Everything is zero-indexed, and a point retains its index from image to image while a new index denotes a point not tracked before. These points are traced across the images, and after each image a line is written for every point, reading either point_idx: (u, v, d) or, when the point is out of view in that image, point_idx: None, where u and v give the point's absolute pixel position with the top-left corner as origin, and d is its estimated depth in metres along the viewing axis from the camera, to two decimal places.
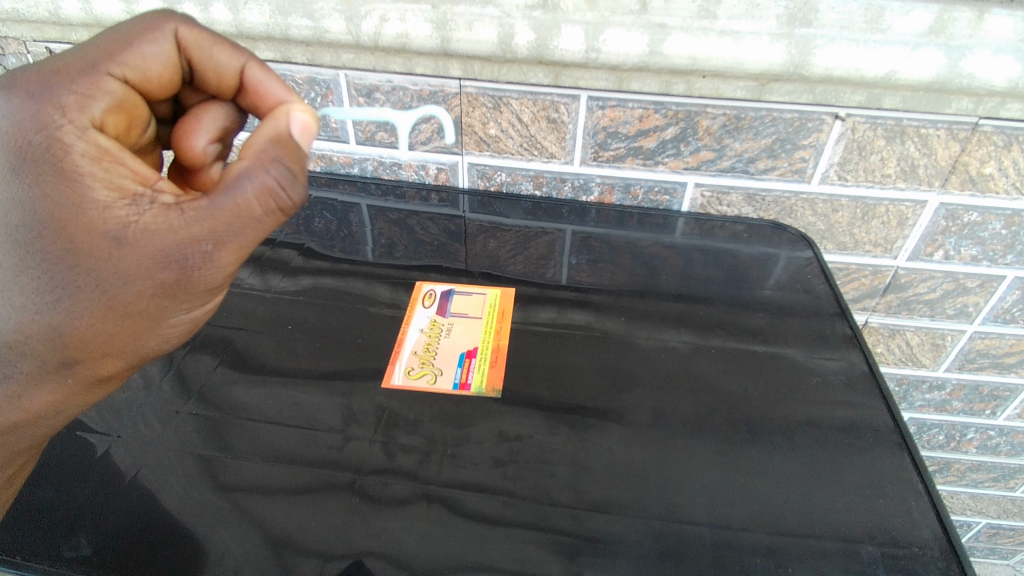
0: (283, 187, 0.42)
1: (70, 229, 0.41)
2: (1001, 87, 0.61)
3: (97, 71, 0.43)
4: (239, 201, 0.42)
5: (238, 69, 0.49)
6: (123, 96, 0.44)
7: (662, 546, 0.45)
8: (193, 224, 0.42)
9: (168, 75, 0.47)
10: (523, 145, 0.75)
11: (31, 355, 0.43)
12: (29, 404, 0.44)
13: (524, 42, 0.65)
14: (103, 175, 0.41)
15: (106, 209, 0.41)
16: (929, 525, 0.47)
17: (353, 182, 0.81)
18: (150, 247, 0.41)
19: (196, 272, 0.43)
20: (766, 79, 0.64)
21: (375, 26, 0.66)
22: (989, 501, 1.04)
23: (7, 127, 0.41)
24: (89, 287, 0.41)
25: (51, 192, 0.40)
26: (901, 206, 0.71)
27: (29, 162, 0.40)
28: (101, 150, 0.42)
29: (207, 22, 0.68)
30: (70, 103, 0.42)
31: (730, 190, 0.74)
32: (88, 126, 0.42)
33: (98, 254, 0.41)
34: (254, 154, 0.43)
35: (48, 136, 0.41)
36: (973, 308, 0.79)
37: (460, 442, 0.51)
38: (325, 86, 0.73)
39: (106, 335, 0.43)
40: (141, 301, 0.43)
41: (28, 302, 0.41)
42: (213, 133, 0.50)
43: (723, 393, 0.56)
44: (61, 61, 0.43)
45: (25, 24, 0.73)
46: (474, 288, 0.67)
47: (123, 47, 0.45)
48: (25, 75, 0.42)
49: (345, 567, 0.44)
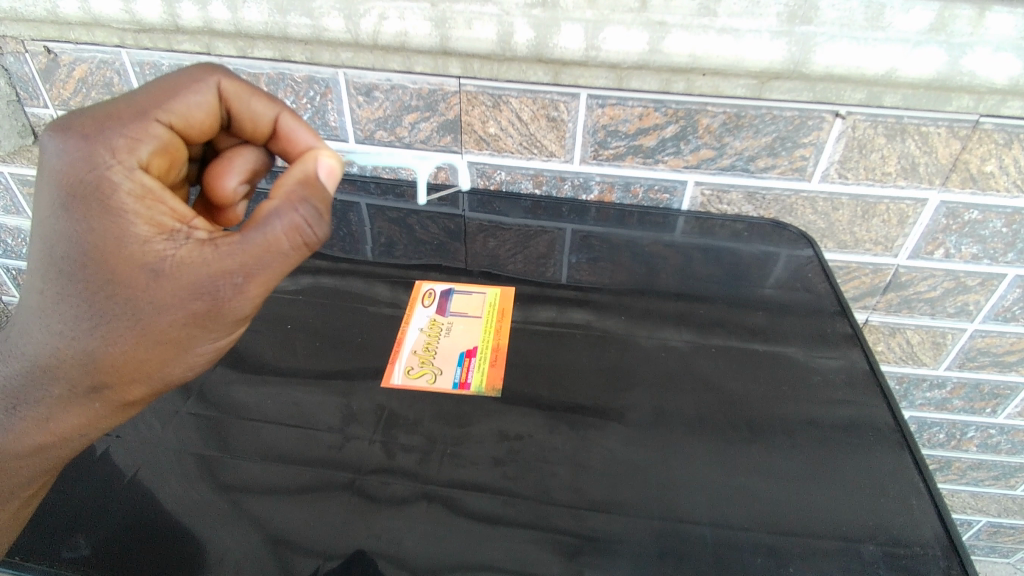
0: (310, 225, 0.43)
1: (111, 260, 0.41)
2: (1002, 85, 0.61)
3: (146, 116, 0.43)
4: (268, 236, 0.42)
5: (274, 116, 0.50)
6: (168, 140, 0.44)
7: (662, 545, 0.45)
8: (227, 259, 0.42)
9: (209, 122, 0.48)
10: (522, 143, 0.74)
11: (64, 379, 0.43)
12: (56, 427, 0.45)
13: (524, 39, 0.64)
14: (146, 212, 0.41)
15: (147, 243, 0.41)
16: (930, 525, 0.47)
17: (353, 181, 0.80)
18: (185, 279, 0.41)
19: (228, 303, 0.43)
20: (766, 76, 0.64)
21: (374, 24, 0.66)
22: (989, 499, 1.04)
23: (56, 162, 0.41)
24: (125, 315, 0.42)
25: (95, 225, 0.41)
26: (902, 204, 0.71)
27: (78, 197, 0.41)
28: (144, 191, 0.42)
29: (205, 20, 0.68)
30: (120, 146, 0.42)
31: (730, 188, 0.74)
32: (136, 167, 0.42)
33: (135, 284, 0.41)
34: (285, 194, 0.44)
35: (95, 171, 0.41)
36: (974, 307, 0.78)
37: (460, 442, 0.51)
38: (324, 84, 0.73)
39: (140, 362, 0.43)
40: (174, 329, 0.43)
41: (67, 328, 0.42)
42: (244, 174, 0.52)
43: (724, 392, 0.56)
44: (111, 106, 0.43)
45: (22, 22, 0.73)
46: (474, 287, 0.67)
47: (169, 95, 0.45)
48: (81, 118, 0.42)
49: (350, 554, 0.44)
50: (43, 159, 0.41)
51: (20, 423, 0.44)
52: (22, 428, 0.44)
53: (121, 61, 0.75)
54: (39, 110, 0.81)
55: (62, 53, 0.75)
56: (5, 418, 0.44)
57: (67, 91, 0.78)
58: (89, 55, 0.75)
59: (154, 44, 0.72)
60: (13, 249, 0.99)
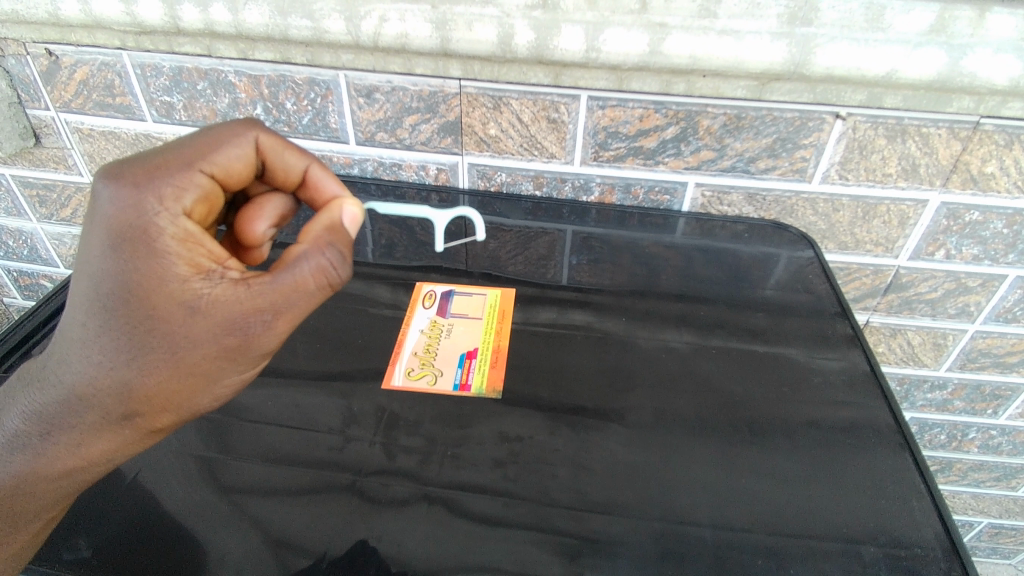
0: (335, 266, 0.44)
1: (150, 296, 0.41)
2: (1003, 86, 0.61)
3: (194, 167, 0.43)
4: (297, 276, 0.43)
5: (305, 168, 0.51)
6: (211, 189, 0.44)
7: (663, 547, 0.45)
8: (258, 297, 0.42)
9: (246, 173, 0.48)
10: (523, 145, 0.75)
11: (97, 407, 0.42)
12: (85, 452, 0.43)
13: (524, 41, 0.65)
14: (186, 254, 0.41)
15: (187, 282, 0.41)
16: (930, 526, 0.47)
17: (353, 182, 0.80)
18: (218, 315, 0.42)
19: (257, 340, 0.43)
20: (766, 78, 0.64)
21: (374, 26, 0.66)
22: (991, 500, 1.04)
23: (102, 203, 0.41)
24: (162, 348, 0.41)
25: (140, 264, 0.40)
26: (902, 205, 0.71)
27: (126, 239, 0.40)
28: (187, 236, 0.42)
29: (207, 22, 0.68)
30: (167, 194, 0.42)
31: (730, 189, 0.74)
32: (180, 213, 0.42)
33: (172, 319, 0.41)
34: (313, 240, 0.45)
35: (140, 214, 0.41)
36: (974, 308, 0.78)
37: (460, 443, 0.51)
38: (324, 86, 0.73)
39: (173, 395, 0.43)
40: (207, 363, 0.43)
41: (104, 359, 0.41)
42: (274, 218, 0.52)
43: (724, 393, 0.56)
44: (159, 155, 0.43)
45: (24, 24, 0.73)
46: (474, 289, 0.67)
47: (213, 146, 0.45)
48: (132, 168, 0.42)
49: (351, 546, 0.45)
50: (93, 202, 0.41)
51: (50, 449, 0.43)
52: (52, 453, 0.43)
53: (122, 63, 0.75)
54: (40, 112, 0.81)
55: (63, 55, 0.75)
56: (37, 445, 0.43)
57: (68, 93, 0.78)
58: (90, 57, 0.75)
59: (155, 47, 0.72)
60: (14, 250, 1.00)
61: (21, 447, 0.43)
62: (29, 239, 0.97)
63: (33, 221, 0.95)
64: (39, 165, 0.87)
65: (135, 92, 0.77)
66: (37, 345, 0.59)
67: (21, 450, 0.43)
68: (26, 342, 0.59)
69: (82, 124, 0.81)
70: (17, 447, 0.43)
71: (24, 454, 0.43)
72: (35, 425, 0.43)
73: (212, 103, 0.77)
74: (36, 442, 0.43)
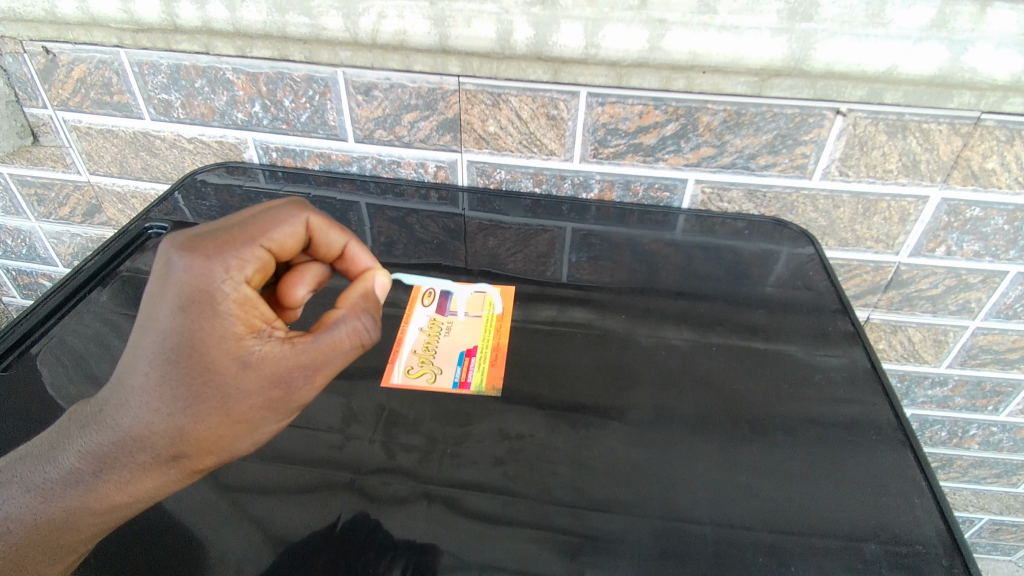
0: (368, 330, 0.45)
1: (209, 350, 0.41)
2: (1004, 81, 0.61)
3: (258, 238, 0.44)
4: (335, 337, 0.44)
5: (345, 244, 0.51)
6: (266, 264, 0.44)
7: (663, 545, 0.45)
8: (303, 353, 0.43)
9: (294, 249, 0.47)
10: (522, 142, 0.74)
11: (150, 449, 0.41)
12: (132, 491, 0.42)
13: (524, 38, 0.64)
14: (243, 315, 0.42)
15: (242, 339, 0.42)
16: (932, 523, 0.47)
17: (352, 180, 0.80)
18: (268, 368, 0.42)
19: (298, 394, 0.44)
20: (766, 74, 0.63)
21: (373, 23, 0.66)
22: (991, 497, 1.03)
23: (173, 267, 0.41)
24: (215, 397, 0.41)
25: (203, 323, 0.41)
26: (903, 201, 0.71)
27: (193, 302, 0.41)
28: (245, 300, 0.42)
29: (204, 20, 0.68)
30: (234, 263, 0.42)
31: (731, 186, 0.74)
32: (242, 281, 0.42)
33: (225, 371, 0.41)
34: (349, 305, 0.46)
35: (208, 278, 0.41)
36: (975, 304, 0.78)
37: (460, 441, 0.51)
38: (323, 84, 0.73)
39: (223, 442, 0.43)
40: (255, 414, 0.43)
41: (162, 405, 0.41)
42: (313, 283, 0.50)
43: (724, 390, 0.56)
44: (228, 229, 0.44)
45: (21, 22, 0.72)
46: (473, 286, 0.67)
47: (273, 221, 0.45)
48: (203, 240, 0.42)
49: (352, 518, 0.46)
50: (164, 269, 0.42)
51: (101, 486, 0.41)
52: (102, 489, 0.41)
53: (119, 60, 0.74)
54: (38, 110, 0.81)
55: (60, 54, 0.75)
56: (88, 482, 0.41)
57: (66, 91, 0.78)
58: (88, 56, 0.75)
59: (153, 44, 0.72)
60: (12, 249, 0.99)
61: (73, 484, 0.41)
62: (27, 238, 0.97)
63: (31, 220, 0.95)
64: (37, 163, 0.86)
65: (133, 90, 0.77)
66: (34, 345, 0.58)
67: (73, 486, 0.41)
68: (23, 341, 0.58)
69: (80, 122, 0.81)
70: (69, 483, 0.41)
71: (74, 490, 0.41)
72: (89, 462, 0.41)
73: (210, 101, 0.76)
74: (88, 480, 0.41)
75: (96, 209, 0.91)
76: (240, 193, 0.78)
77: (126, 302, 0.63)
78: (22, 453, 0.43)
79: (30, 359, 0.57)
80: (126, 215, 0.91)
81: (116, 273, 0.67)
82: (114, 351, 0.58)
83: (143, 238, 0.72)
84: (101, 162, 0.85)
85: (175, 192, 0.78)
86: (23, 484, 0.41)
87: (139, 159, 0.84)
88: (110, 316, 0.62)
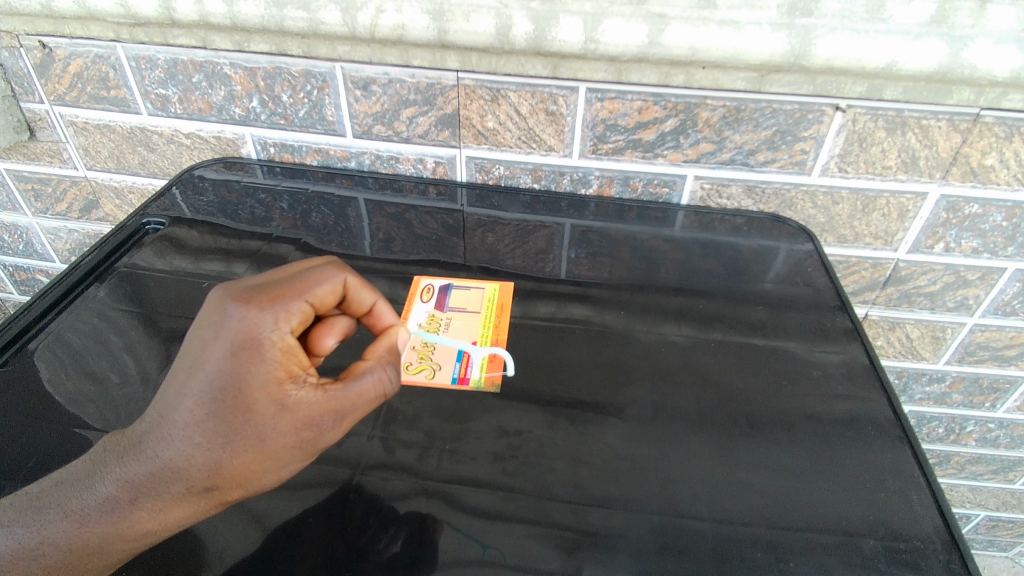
0: (393, 381, 0.46)
1: (252, 393, 0.41)
2: (1003, 77, 0.60)
3: (303, 293, 0.44)
4: (361, 385, 0.44)
5: (374, 302, 0.50)
6: (306, 318, 0.44)
7: (662, 540, 0.45)
8: (333, 399, 0.43)
9: (330, 305, 0.47)
10: (521, 137, 0.74)
11: (185, 481, 0.41)
12: (165, 518, 0.41)
13: (523, 32, 0.64)
14: (283, 362, 0.42)
15: (281, 384, 0.42)
16: (930, 518, 0.47)
17: (350, 176, 0.80)
18: (302, 412, 0.42)
19: (327, 438, 0.44)
20: (766, 69, 0.63)
21: (372, 17, 0.65)
22: (988, 493, 1.04)
23: (225, 313, 0.42)
24: (253, 437, 0.41)
25: (249, 367, 0.41)
26: (902, 197, 0.71)
27: (241, 347, 0.41)
28: (289, 349, 0.42)
29: (201, 14, 0.67)
30: (282, 314, 0.43)
31: (730, 181, 0.74)
32: (287, 333, 0.43)
33: (265, 413, 0.41)
34: (375, 356, 0.46)
35: (257, 327, 0.41)
36: (973, 301, 0.78)
37: (459, 438, 0.51)
38: (321, 79, 0.72)
39: (254, 477, 0.42)
40: (285, 455, 0.43)
41: (202, 440, 0.40)
42: (341, 334, 0.49)
43: (723, 385, 0.56)
44: (278, 284, 0.44)
45: (16, 17, 0.72)
46: (473, 281, 0.67)
47: (317, 279, 0.46)
48: (256, 292, 0.43)
49: (347, 496, 0.47)
50: (215, 315, 0.42)
51: (135, 513, 0.41)
52: (134, 518, 0.41)
53: (116, 55, 0.74)
54: (35, 105, 0.80)
55: (56, 48, 0.74)
56: (122, 509, 0.40)
57: (63, 86, 0.78)
58: (85, 50, 0.74)
59: (150, 38, 0.72)
60: (10, 245, 0.99)
61: (107, 510, 0.40)
62: (24, 234, 0.97)
63: (28, 216, 0.94)
64: (34, 159, 0.86)
65: (130, 84, 0.76)
66: (31, 341, 0.58)
67: (107, 512, 0.40)
68: (20, 337, 0.58)
69: (77, 117, 0.80)
70: (103, 510, 0.40)
71: (109, 517, 0.40)
72: (125, 491, 0.41)
73: (208, 96, 0.76)
74: (122, 507, 0.40)
75: (94, 205, 0.91)
76: (238, 189, 0.78)
77: (125, 298, 0.63)
78: (58, 479, 0.42)
79: (27, 355, 0.57)
80: (124, 210, 0.90)
81: (114, 268, 0.67)
82: (111, 347, 0.58)
83: (141, 233, 0.72)
84: (99, 158, 0.85)
85: (174, 187, 0.78)
86: (60, 510, 0.41)
87: (137, 154, 0.83)
88: (108, 313, 0.61)
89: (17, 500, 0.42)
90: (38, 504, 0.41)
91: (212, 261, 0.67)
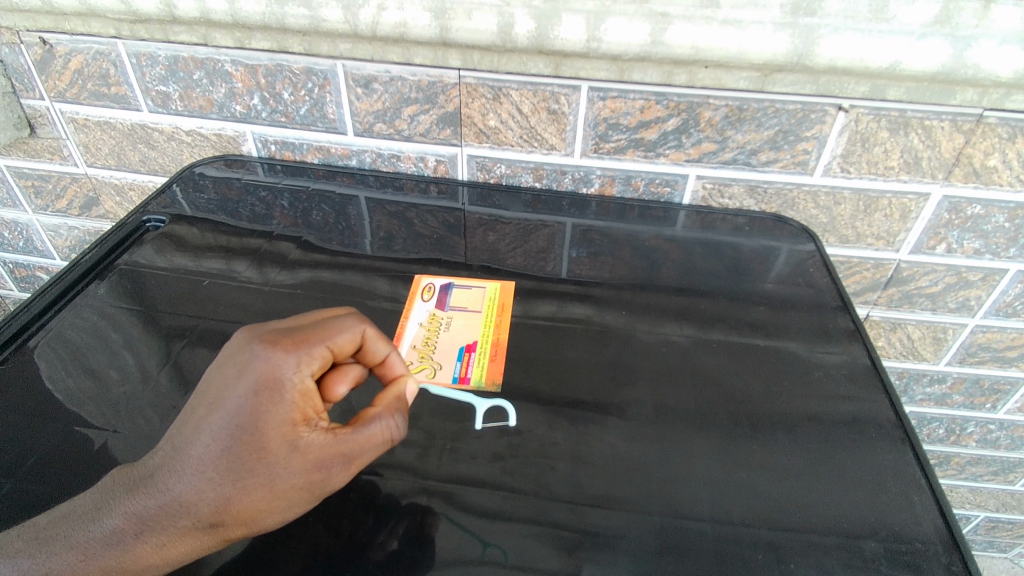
0: (399, 429, 0.45)
1: (267, 434, 0.40)
2: (1007, 78, 0.60)
3: (325, 340, 0.44)
4: (370, 432, 0.44)
5: (386, 355, 0.48)
6: (322, 365, 0.44)
7: (663, 541, 0.45)
8: (343, 442, 0.42)
9: (345, 353, 0.46)
10: (523, 136, 0.74)
11: (194, 517, 0.40)
12: (171, 553, 0.40)
13: (525, 31, 0.64)
14: (299, 404, 0.42)
15: (295, 425, 0.41)
16: (931, 520, 0.47)
17: (351, 174, 0.80)
18: (313, 454, 0.41)
19: (335, 481, 0.43)
20: (769, 69, 0.63)
21: (373, 15, 0.65)
22: (988, 494, 1.04)
23: (250, 354, 0.42)
24: (263, 477, 0.40)
25: (267, 407, 0.41)
26: (904, 198, 0.71)
27: (262, 388, 0.41)
28: (307, 392, 0.42)
29: (202, 11, 0.67)
30: (304, 359, 0.42)
31: (732, 181, 0.74)
32: (305, 379, 0.42)
33: (277, 454, 0.40)
34: (383, 403, 0.45)
35: (278, 370, 0.41)
36: (975, 302, 0.78)
37: (459, 437, 0.51)
38: (322, 76, 0.72)
39: (259, 516, 0.41)
40: (293, 497, 0.42)
41: (214, 476, 0.40)
42: (353, 381, 0.46)
43: (725, 386, 0.56)
44: (304, 330, 0.45)
45: (17, 13, 0.71)
46: (473, 280, 0.66)
47: (339, 327, 0.46)
48: (282, 336, 0.43)
49: (347, 494, 0.47)
50: (241, 356, 0.42)
51: (139, 547, 0.39)
52: (139, 551, 0.39)
53: (117, 52, 0.74)
54: (35, 101, 0.80)
55: (57, 44, 0.74)
56: (127, 542, 0.39)
57: (63, 83, 0.78)
58: (85, 46, 0.74)
59: (151, 35, 0.71)
60: (10, 242, 0.99)
61: (113, 544, 0.39)
62: (24, 230, 0.97)
63: (28, 213, 0.94)
64: (34, 155, 0.86)
65: (131, 81, 0.76)
66: (30, 339, 0.58)
67: (113, 545, 0.39)
68: (20, 334, 0.58)
69: (77, 114, 0.80)
70: (109, 543, 0.39)
71: (114, 550, 0.39)
72: (131, 524, 0.40)
73: (209, 93, 0.76)
74: (128, 540, 0.39)
75: (94, 202, 0.90)
76: (238, 186, 0.78)
77: (126, 295, 0.63)
78: (65, 509, 0.41)
79: (28, 352, 0.57)
80: (124, 207, 0.90)
81: (114, 266, 0.67)
82: (111, 345, 0.58)
83: (142, 230, 0.72)
84: (99, 155, 0.84)
85: (174, 184, 0.78)
86: (67, 541, 0.39)
87: (137, 151, 0.83)
88: (109, 310, 0.61)
89: (27, 530, 0.41)
90: (46, 534, 0.40)
91: (213, 259, 0.67)
